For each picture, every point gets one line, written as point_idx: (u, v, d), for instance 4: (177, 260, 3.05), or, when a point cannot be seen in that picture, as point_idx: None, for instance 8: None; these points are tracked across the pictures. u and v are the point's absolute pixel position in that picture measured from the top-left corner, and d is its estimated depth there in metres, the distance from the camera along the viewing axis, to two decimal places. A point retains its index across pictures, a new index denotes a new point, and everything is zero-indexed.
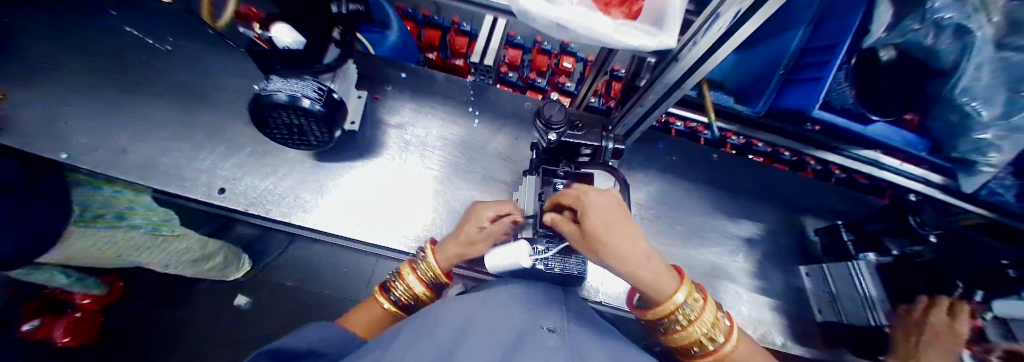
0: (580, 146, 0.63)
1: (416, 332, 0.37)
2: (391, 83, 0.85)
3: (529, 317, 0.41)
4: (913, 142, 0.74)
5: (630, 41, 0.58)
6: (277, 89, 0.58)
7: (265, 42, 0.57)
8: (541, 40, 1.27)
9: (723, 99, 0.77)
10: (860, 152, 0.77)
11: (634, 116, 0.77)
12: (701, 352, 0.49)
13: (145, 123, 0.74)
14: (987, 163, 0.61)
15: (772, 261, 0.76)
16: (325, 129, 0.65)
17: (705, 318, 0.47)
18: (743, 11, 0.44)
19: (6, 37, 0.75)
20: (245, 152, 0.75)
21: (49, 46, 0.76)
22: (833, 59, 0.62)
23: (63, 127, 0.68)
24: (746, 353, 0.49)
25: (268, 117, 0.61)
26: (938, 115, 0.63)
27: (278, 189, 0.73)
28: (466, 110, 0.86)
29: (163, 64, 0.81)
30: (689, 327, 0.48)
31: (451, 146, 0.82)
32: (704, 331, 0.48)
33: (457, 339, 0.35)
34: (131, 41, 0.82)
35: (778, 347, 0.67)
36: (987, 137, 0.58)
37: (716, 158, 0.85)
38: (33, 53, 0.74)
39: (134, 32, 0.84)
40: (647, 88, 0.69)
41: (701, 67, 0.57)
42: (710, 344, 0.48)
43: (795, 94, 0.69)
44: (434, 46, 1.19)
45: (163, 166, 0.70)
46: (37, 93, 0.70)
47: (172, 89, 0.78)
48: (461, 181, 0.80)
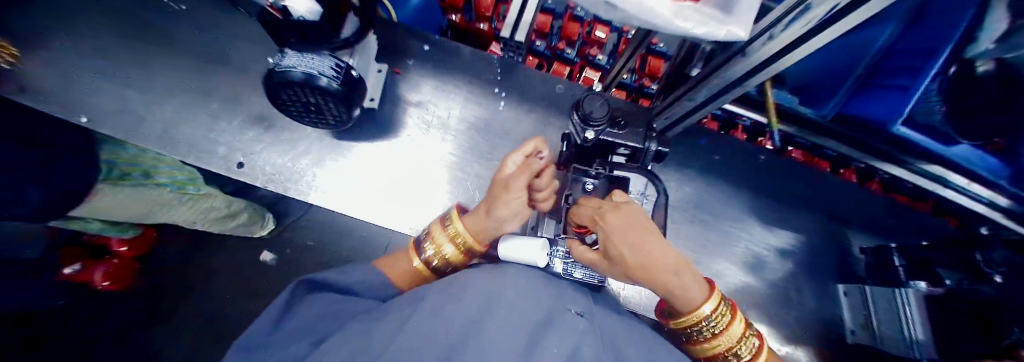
0: (617, 145, 0.58)
1: (437, 296, 0.33)
2: (412, 57, 0.78)
3: (556, 298, 0.37)
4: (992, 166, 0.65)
5: (693, 29, 0.49)
6: (292, 65, 0.53)
7: (276, 11, 0.48)
8: (575, 6, 1.14)
9: (785, 100, 0.74)
10: (923, 165, 0.71)
11: (679, 111, 0.69)
12: None
13: (160, 88, 0.71)
14: None
15: (806, 275, 0.72)
16: (344, 108, 0.61)
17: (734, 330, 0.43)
18: (840, 9, 0.36)
19: None
20: (262, 125, 0.72)
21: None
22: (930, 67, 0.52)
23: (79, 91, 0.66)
24: None
25: (286, 95, 0.57)
26: None
27: (297, 167, 0.70)
28: (492, 90, 0.79)
29: (172, 22, 0.75)
30: (715, 339, 0.44)
31: (473, 130, 0.77)
32: (730, 344, 0.44)
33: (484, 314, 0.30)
34: None
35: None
36: None
37: (762, 160, 0.78)
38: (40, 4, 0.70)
39: None
40: (701, 81, 0.62)
41: (774, 65, 0.50)
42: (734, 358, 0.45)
43: (874, 101, 0.64)
44: (457, 8, 1.08)
45: (182, 136, 0.68)
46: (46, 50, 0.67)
47: (184, 52, 0.74)
48: (483, 168, 0.76)
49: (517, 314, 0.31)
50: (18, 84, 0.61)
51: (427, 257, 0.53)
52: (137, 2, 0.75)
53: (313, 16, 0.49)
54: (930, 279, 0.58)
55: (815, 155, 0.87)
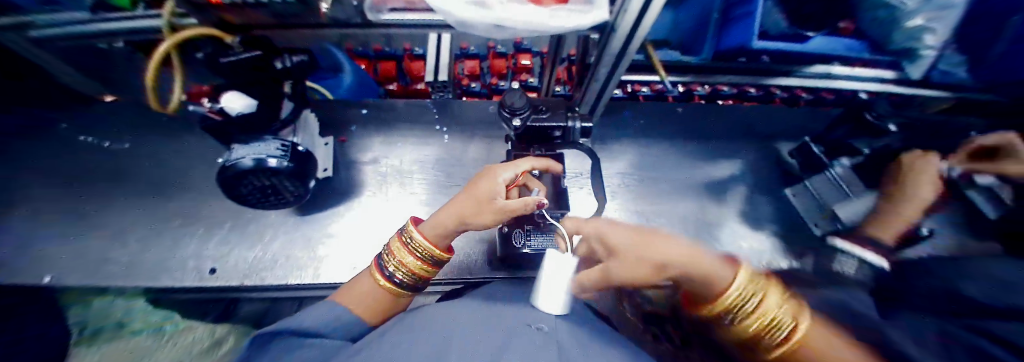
0: (551, 128, 0.65)
1: (402, 341, 0.32)
2: (355, 123, 0.86)
3: (516, 316, 0.38)
4: (856, 48, 0.76)
5: (566, 23, 0.62)
6: (241, 156, 0.58)
7: (216, 113, 0.56)
8: (494, 45, 1.29)
9: (670, 56, 0.81)
10: (812, 70, 0.80)
11: (592, 94, 0.79)
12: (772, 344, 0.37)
13: (120, 224, 0.73)
14: (926, 46, 0.69)
15: (759, 192, 0.78)
16: (299, 183, 0.66)
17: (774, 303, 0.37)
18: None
19: None
20: (226, 227, 0.74)
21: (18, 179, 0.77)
22: None
23: (44, 253, 0.69)
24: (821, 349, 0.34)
25: (240, 185, 0.62)
26: (867, 14, 0.72)
27: (267, 255, 0.72)
28: (435, 129, 0.86)
29: (123, 162, 0.80)
30: (760, 315, 0.37)
31: (429, 167, 0.83)
32: (772, 316, 0.37)
33: (442, 348, 0.30)
34: (88, 148, 0.82)
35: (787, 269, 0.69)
36: (920, 21, 0.65)
37: (681, 110, 0.87)
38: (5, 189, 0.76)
39: (91, 140, 0.83)
40: (597, 63, 0.71)
41: (638, 29, 0.59)
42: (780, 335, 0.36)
43: (735, 32, 0.70)
44: (391, 77, 1.21)
45: (148, 262, 0.69)
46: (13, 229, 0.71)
47: (139, 185, 0.78)
48: (446, 198, 0.80)
49: (477, 340, 0.31)
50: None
51: (393, 277, 0.54)
52: (91, 156, 0.81)
53: (246, 108, 0.57)
54: (845, 152, 0.69)
55: (741, 96, 0.98)
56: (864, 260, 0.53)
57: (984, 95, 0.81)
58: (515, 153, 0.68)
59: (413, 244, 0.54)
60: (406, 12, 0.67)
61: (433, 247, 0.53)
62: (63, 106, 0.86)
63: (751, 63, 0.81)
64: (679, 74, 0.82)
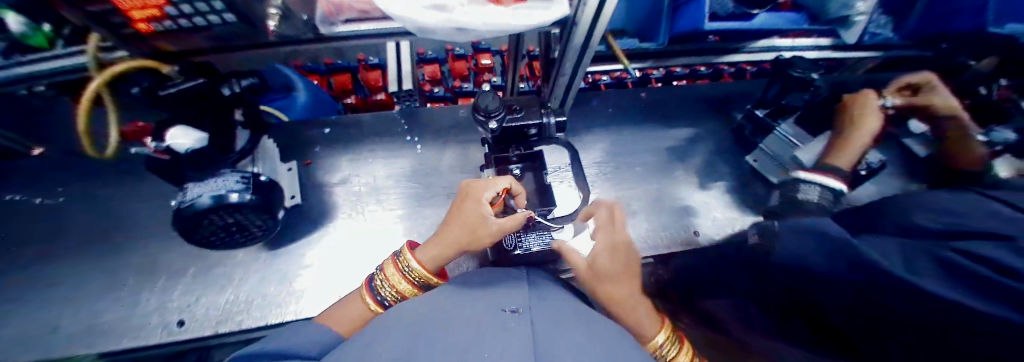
0: (526, 127, 0.64)
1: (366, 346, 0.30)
2: (319, 144, 0.82)
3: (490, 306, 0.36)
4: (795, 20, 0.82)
5: (529, 21, 0.62)
6: (197, 195, 0.53)
7: (161, 152, 0.52)
8: (452, 47, 1.25)
9: (630, 45, 0.83)
10: (756, 45, 0.86)
11: (560, 88, 0.79)
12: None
13: (62, 288, 0.65)
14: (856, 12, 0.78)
15: (727, 165, 0.82)
16: (267, 216, 0.62)
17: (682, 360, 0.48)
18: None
19: None
20: (189, 273, 0.68)
21: None
22: None
23: None
24: None
25: (199, 225, 0.56)
26: None
27: (240, 297, 0.67)
28: (406, 140, 0.84)
29: (55, 218, 0.72)
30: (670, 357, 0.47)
31: (404, 180, 0.80)
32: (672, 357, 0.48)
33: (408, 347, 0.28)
34: (11, 208, 0.72)
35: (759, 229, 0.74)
36: None
37: (646, 95, 0.90)
38: None
39: (14, 198, 0.74)
40: (561, 58, 0.72)
41: (598, 21, 0.60)
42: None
43: (688, 14, 0.75)
44: (348, 89, 1.15)
45: (101, 325, 0.63)
46: None
47: (78, 241, 0.70)
48: (425, 210, 0.78)
49: (445, 336, 0.29)
50: None
51: (382, 299, 0.54)
52: (16, 217, 0.72)
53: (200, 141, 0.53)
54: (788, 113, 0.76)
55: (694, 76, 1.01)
56: (827, 186, 0.59)
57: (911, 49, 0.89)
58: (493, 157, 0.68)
59: (407, 270, 0.53)
60: (362, 23, 0.64)
61: (427, 270, 0.53)
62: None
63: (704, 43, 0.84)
64: (639, 60, 0.85)
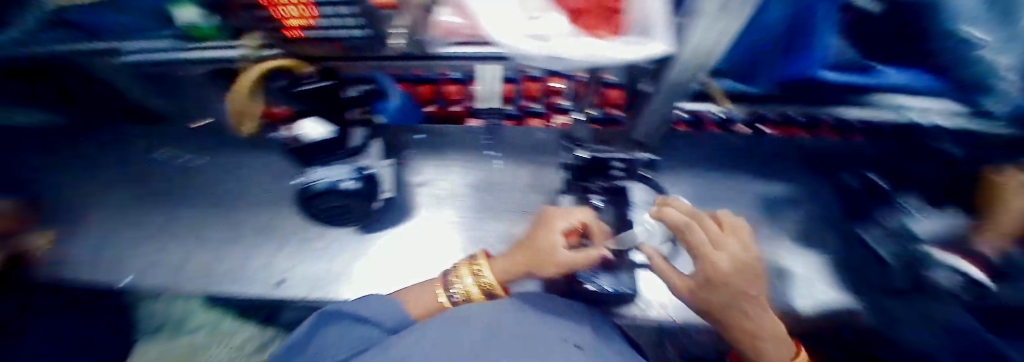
0: (610, 160, 0.69)
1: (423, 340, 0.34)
2: (411, 147, 0.92)
3: (554, 332, 0.38)
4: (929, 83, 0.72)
5: (624, 55, 0.62)
6: (319, 178, 0.67)
7: (296, 138, 0.63)
8: (527, 71, 1.21)
9: (728, 85, 0.92)
10: (882, 99, 0.80)
11: (645, 124, 0.81)
12: None
13: (206, 237, 0.82)
14: None
15: None
16: (365, 203, 0.73)
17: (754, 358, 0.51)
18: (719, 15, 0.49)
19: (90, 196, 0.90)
20: (293, 242, 0.80)
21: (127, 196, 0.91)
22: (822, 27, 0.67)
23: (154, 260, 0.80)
24: None
25: (314, 202, 0.70)
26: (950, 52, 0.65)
27: (331, 271, 0.76)
28: (485, 153, 0.91)
29: (209, 180, 0.91)
30: None
31: (479, 190, 0.86)
32: None
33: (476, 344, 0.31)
34: (184, 169, 0.94)
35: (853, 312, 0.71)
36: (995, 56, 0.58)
37: (736, 142, 0.96)
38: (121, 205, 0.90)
39: (186, 160, 0.95)
40: (653, 95, 0.73)
41: (699, 64, 0.60)
42: None
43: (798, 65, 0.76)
44: (430, 100, 1.27)
45: (226, 273, 0.77)
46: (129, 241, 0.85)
47: (218, 201, 0.86)
48: (495, 222, 0.82)
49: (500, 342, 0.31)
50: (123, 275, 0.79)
51: (452, 297, 0.56)
52: (186, 176, 0.93)
53: (324, 134, 0.63)
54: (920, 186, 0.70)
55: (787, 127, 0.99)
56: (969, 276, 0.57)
57: None
58: (576, 183, 0.74)
59: (477, 271, 0.58)
60: (471, 46, 0.71)
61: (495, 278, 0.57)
62: (158, 129, 0.98)
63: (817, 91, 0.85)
64: (736, 101, 0.94)
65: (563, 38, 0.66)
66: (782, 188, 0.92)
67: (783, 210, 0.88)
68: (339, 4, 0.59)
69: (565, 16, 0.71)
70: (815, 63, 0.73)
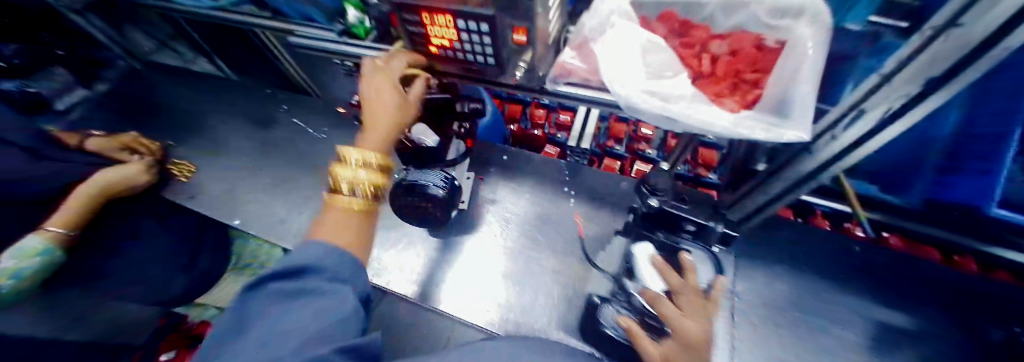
0: (685, 220, 0.65)
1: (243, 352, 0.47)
2: (494, 165, 0.96)
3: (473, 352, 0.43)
4: None
5: (753, 133, 0.58)
6: (417, 178, 0.71)
7: (409, 140, 0.74)
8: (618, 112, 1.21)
9: (865, 188, 0.94)
10: None
11: (752, 204, 0.78)
12: None
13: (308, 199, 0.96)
14: None
15: None
16: (446, 212, 0.73)
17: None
18: (894, 109, 0.45)
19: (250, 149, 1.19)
20: (373, 225, 0.88)
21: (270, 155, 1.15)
22: (997, 165, 0.66)
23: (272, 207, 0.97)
24: None
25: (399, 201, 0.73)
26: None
27: (398, 261, 0.84)
28: (562, 190, 0.92)
29: (326, 153, 1.10)
30: None
31: (546, 224, 0.88)
32: None
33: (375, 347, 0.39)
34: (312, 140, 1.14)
35: None
36: None
37: (859, 250, 0.86)
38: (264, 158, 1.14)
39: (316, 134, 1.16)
40: (772, 176, 0.69)
41: (842, 161, 0.56)
42: None
43: (959, 190, 0.74)
44: (515, 119, 1.30)
45: None
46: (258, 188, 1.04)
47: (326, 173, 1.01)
48: (555, 261, 0.83)
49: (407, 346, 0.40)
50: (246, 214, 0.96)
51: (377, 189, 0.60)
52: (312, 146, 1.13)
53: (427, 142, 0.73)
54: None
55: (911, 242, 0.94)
56: None
57: None
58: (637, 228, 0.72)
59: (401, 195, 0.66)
60: (580, 88, 0.71)
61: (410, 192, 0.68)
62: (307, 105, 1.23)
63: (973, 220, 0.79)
64: (872, 208, 0.94)
65: (689, 104, 0.63)
66: (899, 316, 0.77)
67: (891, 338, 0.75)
68: (476, 31, 0.63)
69: (689, 79, 0.69)
70: (985, 194, 0.69)
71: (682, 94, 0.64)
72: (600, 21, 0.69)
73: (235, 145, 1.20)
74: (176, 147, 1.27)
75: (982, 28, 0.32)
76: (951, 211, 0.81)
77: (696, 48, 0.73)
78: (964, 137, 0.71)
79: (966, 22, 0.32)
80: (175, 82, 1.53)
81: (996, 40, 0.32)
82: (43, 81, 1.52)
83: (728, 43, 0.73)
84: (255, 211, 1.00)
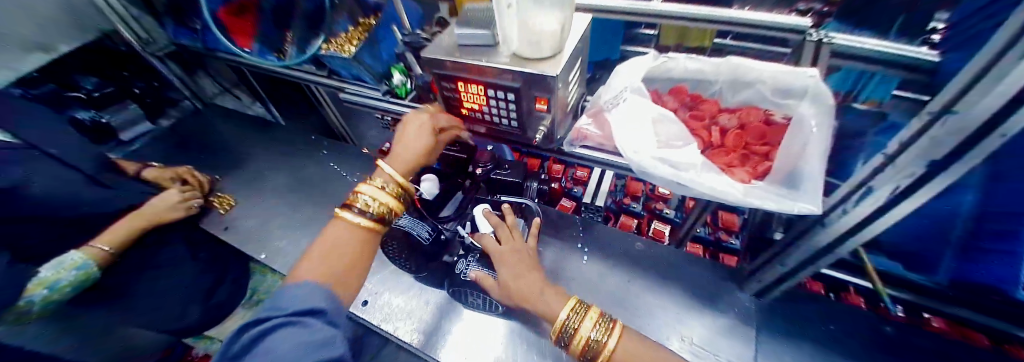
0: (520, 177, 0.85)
1: None
2: None
3: None
4: None
5: (763, 204, 0.60)
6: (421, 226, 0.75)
7: None
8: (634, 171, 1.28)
9: (887, 264, 0.90)
10: None
11: (772, 274, 0.76)
12: None
13: None
14: None
15: None
16: None
17: (588, 326, 0.62)
18: (901, 188, 0.48)
19: (280, 186, 1.29)
20: (388, 270, 0.93)
21: (297, 192, 1.23)
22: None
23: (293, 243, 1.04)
24: None
25: (394, 242, 0.77)
26: None
27: (406, 308, 0.86)
28: (577, 246, 0.95)
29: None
30: None
31: (555, 279, 0.89)
32: None
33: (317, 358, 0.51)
34: (340, 181, 1.24)
35: None
36: None
37: (890, 330, 0.80)
38: (289, 197, 1.23)
39: (346, 176, 1.26)
40: (789, 247, 0.70)
41: (857, 235, 0.57)
42: None
43: (982, 264, 0.72)
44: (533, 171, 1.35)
45: None
46: (287, 225, 1.13)
47: None
48: None
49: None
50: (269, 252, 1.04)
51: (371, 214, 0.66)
52: (338, 188, 1.22)
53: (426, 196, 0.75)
54: None
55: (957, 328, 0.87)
56: None
57: None
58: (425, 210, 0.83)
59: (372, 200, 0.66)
60: (596, 151, 0.78)
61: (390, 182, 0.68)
62: (339, 149, 1.36)
63: (1006, 306, 0.72)
64: (897, 286, 0.90)
65: (699, 171, 0.66)
66: None
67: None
68: (503, 98, 0.73)
69: (698, 148, 0.73)
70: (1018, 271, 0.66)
71: (692, 161, 0.67)
72: (614, 95, 0.77)
73: (274, 182, 1.31)
74: (220, 180, 1.39)
75: (977, 116, 0.36)
76: (991, 294, 0.73)
77: (706, 119, 0.78)
78: (980, 213, 0.71)
79: (959, 110, 0.37)
80: (230, 122, 1.72)
81: (989, 127, 0.36)
82: (115, 114, 1.67)
83: (736, 116, 0.77)
84: (282, 246, 1.07)
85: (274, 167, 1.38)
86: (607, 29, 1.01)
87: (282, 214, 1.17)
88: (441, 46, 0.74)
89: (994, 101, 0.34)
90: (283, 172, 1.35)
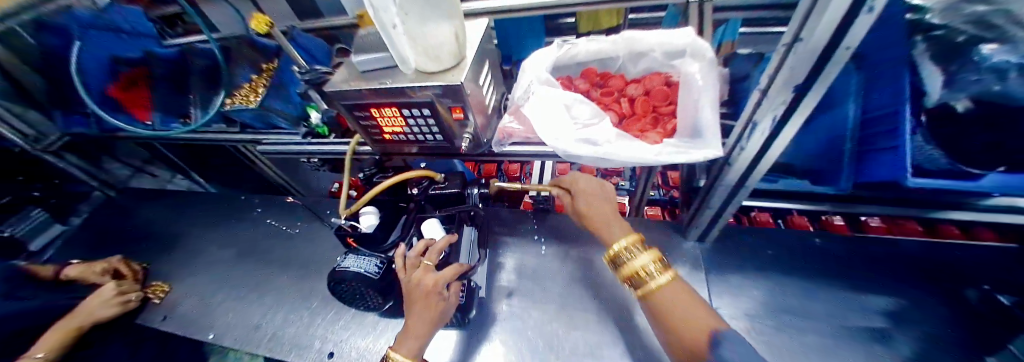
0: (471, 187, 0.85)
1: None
2: (490, 246, 0.98)
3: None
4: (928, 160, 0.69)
5: (672, 157, 0.65)
6: (349, 265, 0.71)
7: (351, 227, 0.77)
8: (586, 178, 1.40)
9: (796, 184, 0.88)
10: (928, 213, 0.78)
11: (703, 218, 0.83)
12: (640, 279, 0.62)
13: (281, 296, 1.01)
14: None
15: (911, 350, 0.71)
16: (382, 297, 0.75)
17: (646, 261, 0.62)
18: (779, 116, 0.54)
19: (214, 261, 1.19)
20: (350, 312, 0.91)
21: (237, 262, 1.15)
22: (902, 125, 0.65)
23: (250, 311, 1.01)
24: (673, 290, 0.60)
25: (339, 288, 0.74)
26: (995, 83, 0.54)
27: (376, 347, 0.84)
28: (533, 238, 0.98)
29: (301, 245, 1.13)
30: (631, 261, 0.63)
31: (519, 274, 0.92)
32: (641, 263, 0.62)
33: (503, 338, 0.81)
34: (282, 235, 1.18)
35: (761, 341, 0.76)
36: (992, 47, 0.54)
37: (818, 241, 0.91)
38: (229, 270, 1.14)
39: (285, 228, 1.20)
40: (709, 191, 0.76)
41: (756, 168, 0.64)
42: (644, 270, 0.62)
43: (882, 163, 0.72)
44: (492, 176, 1.39)
45: (289, 339, 0.91)
46: (233, 298, 1.06)
47: (302, 268, 1.06)
48: (535, 313, 0.84)
49: (463, 345, 0.81)
50: (217, 331, 0.99)
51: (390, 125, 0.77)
52: (281, 243, 1.16)
53: (370, 229, 0.75)
54: None
55: (893, 223, 0.97)
56: None
57: (982, 246, 0.85)
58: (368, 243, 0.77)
59: (385, 117, 0.76)
60: (523, 145, 0.83)
61: (371, 112, 0.75)
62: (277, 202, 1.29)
63: (903, 193, 0.78)
64: (775, 198, 0.93)
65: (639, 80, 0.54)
66: (879, 298, 0.79)
67: (884, 343, 0.73)
68: (420, 115, 0.73)
69: (611, 122, 0.77)
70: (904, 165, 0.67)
71: None
72: (523, 90, 0.80)
73: (213, 252, 1.23)
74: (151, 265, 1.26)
75: (822, 39, 0.41)
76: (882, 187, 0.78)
77: (615, 94, 0.84)
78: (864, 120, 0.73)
79: (805, 36, 0.42)
80: (152, 201, 1.55)
81: (833, 44, 0.42)
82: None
83: (641, 84, 0.82)
84: (226, 322, 1.00)
85: (211, 237, 1.28)
86: (521, 27, 1.04)
87: (225, 288, 1.09)
88: (345, 77, 0.73)
89: (830, 22, 0.39)
90: (218, 242, 1.26)
